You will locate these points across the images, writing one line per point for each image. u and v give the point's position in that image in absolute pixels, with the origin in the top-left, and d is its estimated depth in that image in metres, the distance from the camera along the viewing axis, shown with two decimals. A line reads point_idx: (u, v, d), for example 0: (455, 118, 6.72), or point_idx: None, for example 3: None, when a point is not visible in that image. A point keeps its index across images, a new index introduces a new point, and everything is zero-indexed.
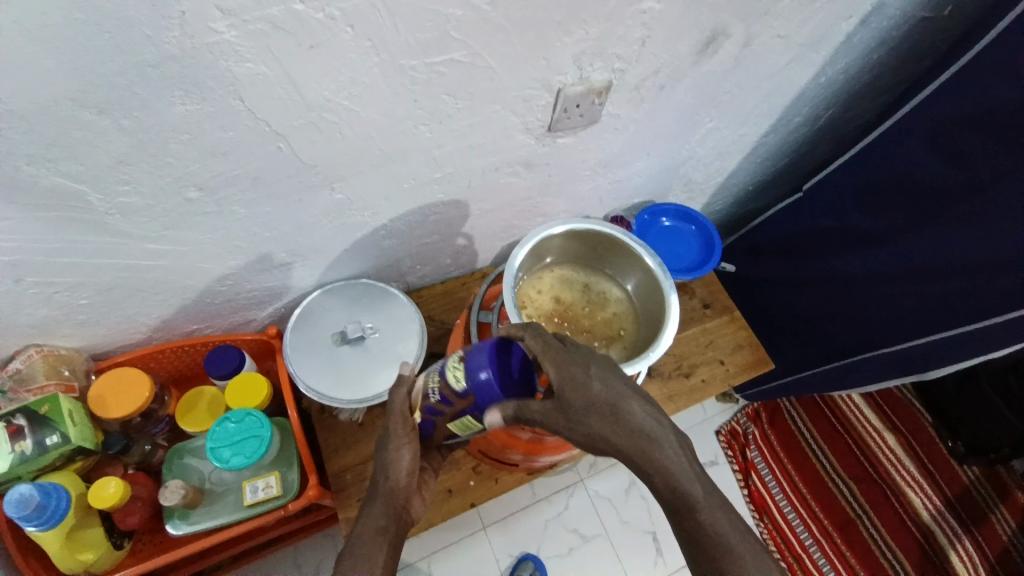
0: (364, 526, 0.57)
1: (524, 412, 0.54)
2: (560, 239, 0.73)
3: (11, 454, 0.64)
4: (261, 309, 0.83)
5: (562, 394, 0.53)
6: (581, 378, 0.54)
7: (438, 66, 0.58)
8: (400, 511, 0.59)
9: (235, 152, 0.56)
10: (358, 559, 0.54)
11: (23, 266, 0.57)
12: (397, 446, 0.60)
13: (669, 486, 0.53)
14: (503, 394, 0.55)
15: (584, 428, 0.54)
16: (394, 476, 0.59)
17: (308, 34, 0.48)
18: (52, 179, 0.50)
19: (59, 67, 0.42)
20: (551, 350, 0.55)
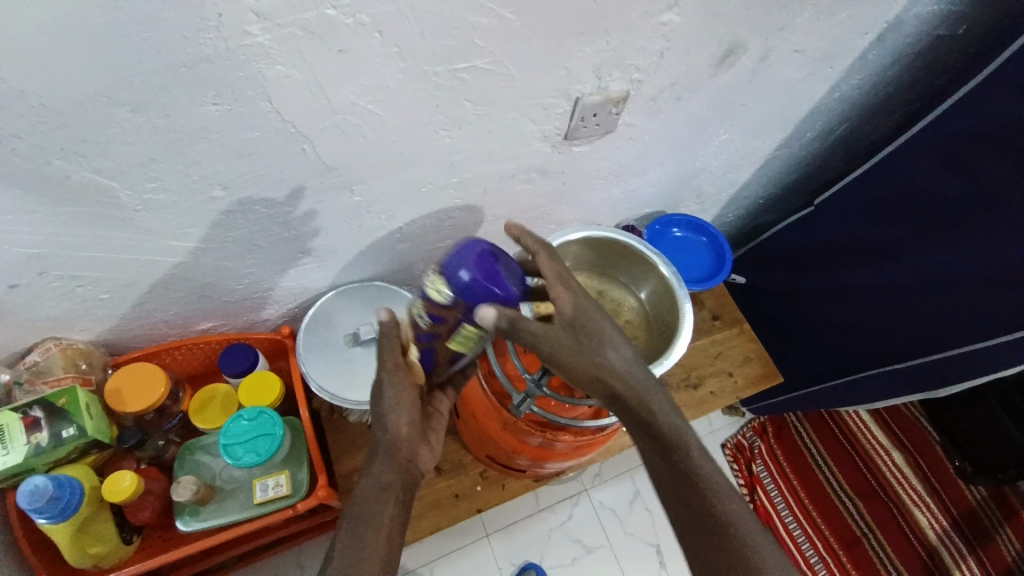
0: (372, 487, 0.57)
1: (519, 322, 0.54)
2: (576, 246, 0.73)
3: (26, 446, 0.63)
4: (276, 309, 0.84)
5: (580, 317, 0.56)
6: (593, 312, 0.58)
7: (462, 73, 0.59)
8: (404, 470, 0.59)
9: (260, 153, 0.57)
10: (368, 516, 0.55)
11: (47, 259, 0.58)
12: (397, 401, 0.60)
13: (668, 429, 0.55)
14: (491, 291, 0.55)
15: (591, 358, 0.55)
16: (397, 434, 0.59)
17: (338, 39, 0.49)
18: (82, 174, 0.51)
19: (98, 65, 0.43)
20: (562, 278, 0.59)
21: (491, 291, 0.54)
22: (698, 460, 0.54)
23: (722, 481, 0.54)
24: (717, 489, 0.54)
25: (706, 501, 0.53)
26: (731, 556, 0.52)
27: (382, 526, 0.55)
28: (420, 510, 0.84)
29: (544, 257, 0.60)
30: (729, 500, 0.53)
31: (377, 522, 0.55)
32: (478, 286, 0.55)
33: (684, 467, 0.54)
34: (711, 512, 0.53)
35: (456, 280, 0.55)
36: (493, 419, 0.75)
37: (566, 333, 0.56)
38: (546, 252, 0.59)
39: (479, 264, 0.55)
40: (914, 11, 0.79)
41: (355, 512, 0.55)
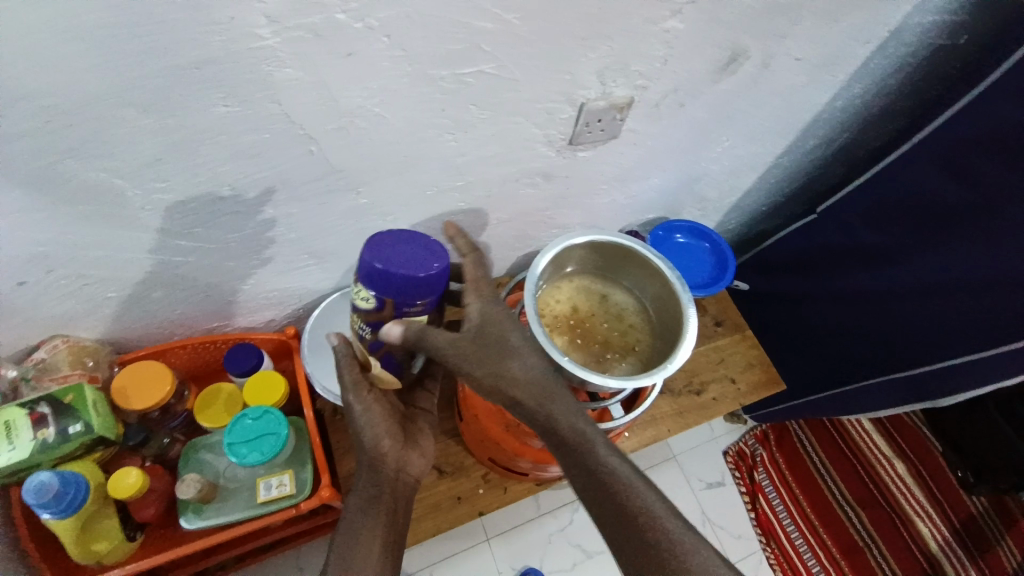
0: (361, 499, 0.62)
1: (423, 333, 0.59)
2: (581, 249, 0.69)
3: (32, 441, 0.63)
4: (281, 310, 0.85)
5: (483, 323, 0.61)
6: (500, 319, 0.62)
7: (467, 77, 0.60)
8: (388, 482, 0.62)
9: (267, 154, 0.57)
10: (357, 531, 0.60)
11: (54, 257, 0.58)
12: (369, 419, 0.62)
13: (570, 432, 0.58)
14: (400, 280, 0.57)
15: (494, 367, 0.59)
16: (375, 449, 0.62)
17: (346, 43, 0.50)
18: (91, 173, 0.51)
19: (105, 62, 0.43)
20: (476, 287, 0.64)
21: (407, 274, 0.57)
22: (604, 457, 0.56)
23: (631, 474, 0.56)
24: (628, 482, 0.56)
25: (616, 498, 0.55)
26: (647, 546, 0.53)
27: (377, 531, 0.60)
28: (420, 513, 0.84)
29: (470, 262, 0.65)
30: (643, 487, 0.56)
31: (371, 532, 0.60)
32: (394, 275, 0.57)
33: (590, 466, 0.56)
34: (624, 506, 0.54)
35: (372, 285, 0.58)
36: (496, 420, 0.78)
37: (468, 341, 0.60)
38: (467, 257, 0.64)
39: (393, 254, 0.58)
40: (914, 20, 0.80)
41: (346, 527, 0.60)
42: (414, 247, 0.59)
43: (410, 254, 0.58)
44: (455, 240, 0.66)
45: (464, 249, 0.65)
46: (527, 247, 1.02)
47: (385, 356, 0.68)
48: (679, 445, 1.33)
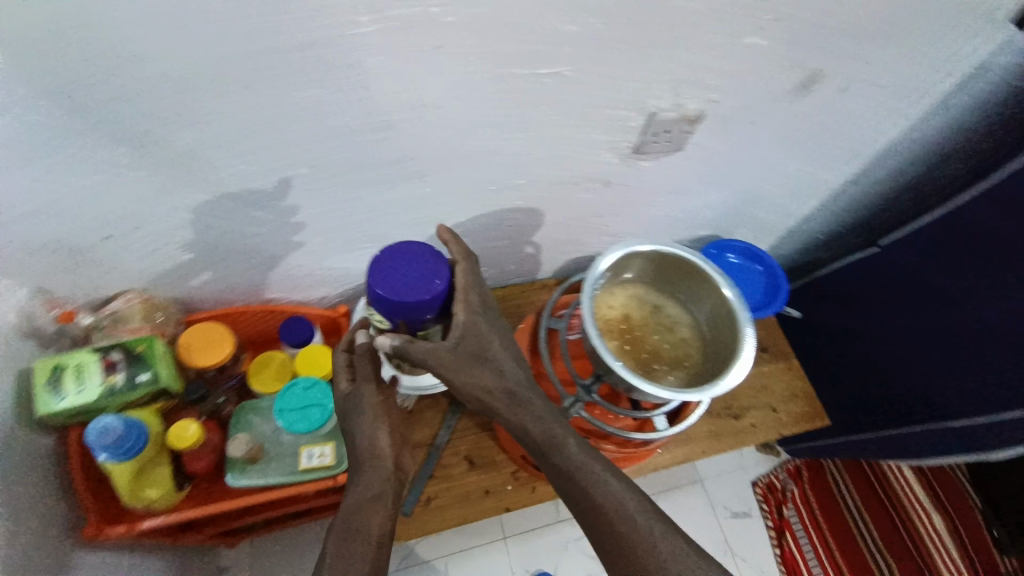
0: (355, 500, 0.62)
1: (408, 349, 0.59)
2: (642, 258, 0.66)
3: (101, 386, 0.66)
4: (335, 288, 0.88)
5: (462, 335, 0.61)
6: (483, 333, 0.62)
7: (544, 77, 0.61)
8: (386, 480, 0.64)
9: (347, 136, 0.59)
10: (354, 531, 0.60)
11: (141, 217, 0.61)
12: (372, 415, 0.66)
13: (541, 435, 0.63)
14: (404, 306, 0.59)
15: (470, 377, 0.61)
16: (376, 445, 0.65)
17: (436, 35, 0.51)
18: (188, 141, 0.53)
19: (215, 39, 0.45)
20: (468, 297, 0.63)
21: (409, 299, 0.58)
22: (573, 455, 0.61)
23: (602, 471, 0.61)
24: (594, 476, 0.61)
25: (585, 493, 0.60)
26: (616, 533, 0.58)
27: (371, 534, 0.60)
28: (446, 502, 0.86)
29: (460, 269, 0.64)
30: (611, 478, 0.61)
31: (363, 534, 0.60)
32: (395, 301, 0.58)
33: (557, 461, 0.62)
34: (592, 500, 0.60)
35: (381, 309, 0.60)
36: None
37: (451, 352, 0.61)
38: (460, 264, 0.63)
39: (392, 279, 0.59)
40: (1004, 59, 0.76)
41: (338, 529, 0.60)
42: (416, 269, 0.60)
43: (410, 274, 0.59)
44: (449, 243, 0.65)
45: (458, 255, 0.64)
46: (574, 251, 1.02)
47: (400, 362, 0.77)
48: (706, 469, 1.30)
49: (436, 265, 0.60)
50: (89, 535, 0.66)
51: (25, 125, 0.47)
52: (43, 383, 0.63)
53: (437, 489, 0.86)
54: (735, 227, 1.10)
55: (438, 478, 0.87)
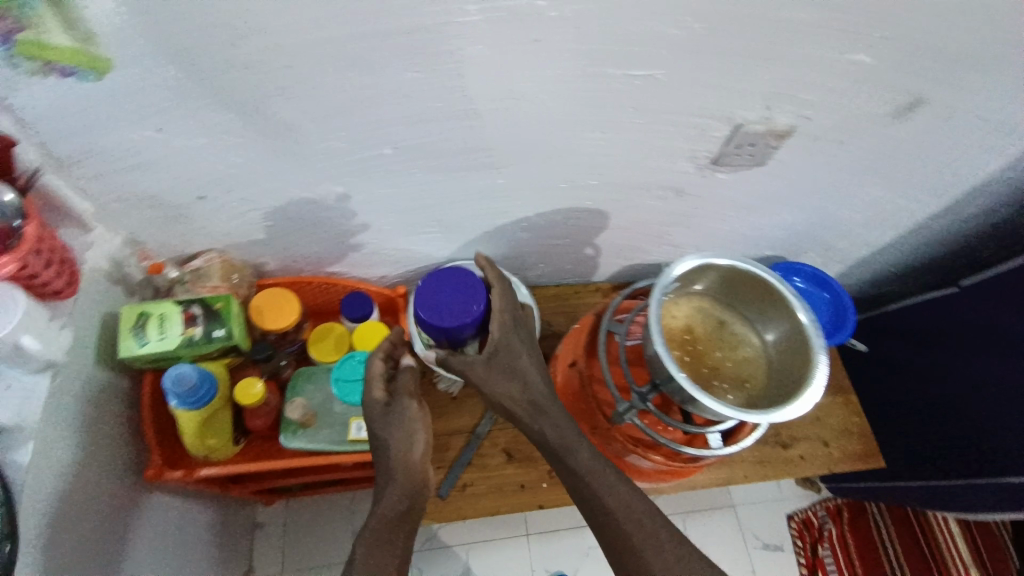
0: (387, 504, 0.63)
1: (449, 360, 0.67)
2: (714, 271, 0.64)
3: (180, 336, 0.68)
4: (396, 269, 0.91)
5: (499, 350, 0.66)
6: (514, 350, 0.67)
7: (635, 79, 0.60)
8: (414, 488, 0.66)
9: (433, 121, 0.60)
10: (383, 539, 0.60)
11: (233, 182, 0.64)
12: (409, 428, 0.69)
13: (553, 438, 0.64)
14: (445, 328, 0.68)
15: (501, 388, 0.65)
16: (409, 455, 0.67)
17: (536, 29, 0.52)
18: (288, 114, 0.56)
19: (328, 18, 0.47)
20: (503, 315, 0.69)
21: (450, 322, 0.68)
22: (583, 458, 0.62)
23: (610, 472, 0.61)
24: (586, 483, 0.61)
25: (588, 489, 0.60)
26: (620, 539, 0.58)
27: (399, 536, 0.62)
28: (481, 491, 0.86)
29: (496, 291, 0.71)
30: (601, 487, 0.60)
31: (394, 538, 0.61)
32: (438, 322, 0.68)
33: (565, 462, 0.62)
34: (596, 500, 0.60)
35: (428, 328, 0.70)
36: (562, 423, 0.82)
37: (484, 364, 0.65)
38: (495, 287, 0.70)
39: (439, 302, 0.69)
40: None
41: (371, 532, 0.61)
42: (456, 294, 0.69)
43: (452, 299, 0.69)
44: (485, 268, 0.73)
45: (492, 278, 0.71)
46: (633, 257, 1.01)
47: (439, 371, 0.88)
48: (741, 495, 1.26)
49: (473, 292, 0.69)
50: (150, 477, 0.69)
51: (147, 83, 0.49)
52: (130, 327, 0.66)
53: (473, 477, 0.87)
54: (804, 251, 1.06)
55: (476, 466, 0.87)
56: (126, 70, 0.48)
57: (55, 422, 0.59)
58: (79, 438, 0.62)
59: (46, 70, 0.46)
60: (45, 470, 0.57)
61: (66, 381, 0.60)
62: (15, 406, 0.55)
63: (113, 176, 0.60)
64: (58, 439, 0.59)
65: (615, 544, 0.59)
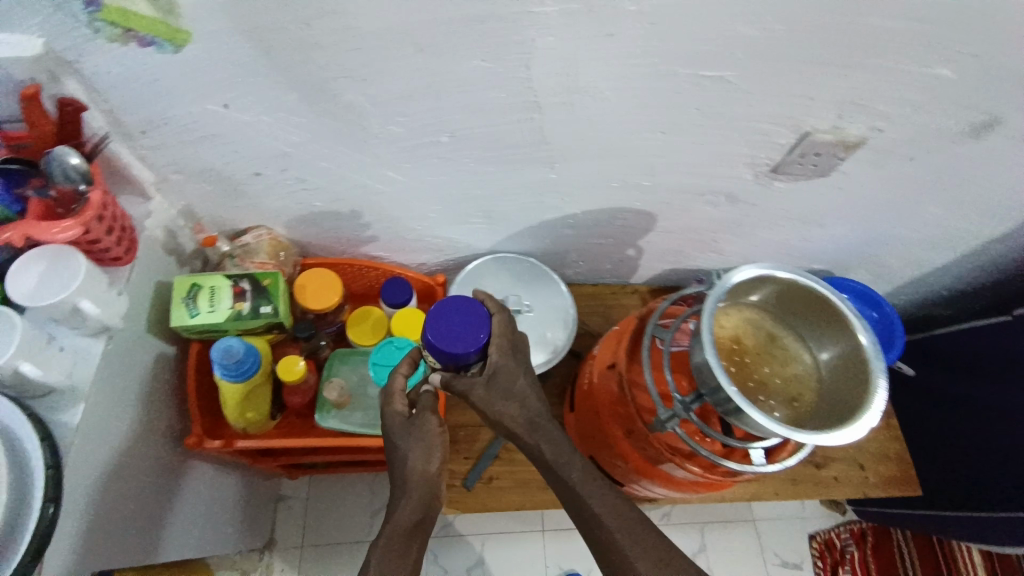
0: (396, 526, 0.54)
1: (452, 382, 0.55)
2: (771, 283, 0.62)
3: (229, 309, 0.69)
4: (436, 256, 0.91)
5: (497, 375, 0.56)
6: (515, 369, 0.56)
7: (705, 80, 0.58)
8: (428, 503, 0.56)
9: (493, 111, 0.60)
10: (394, 551, 0.53)
11: (291, 160, 0.65)
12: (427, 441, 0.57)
13: (553, 454, 0.57)
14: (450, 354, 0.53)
15: (500, 406, 0.56)
16: (425, 470, 0.57)
17: (610, 23, 0.50)
18: (353, 95, 0.55)
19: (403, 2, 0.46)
20: (505, 333, 0.58)
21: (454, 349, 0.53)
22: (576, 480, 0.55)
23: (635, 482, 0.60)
24: (579, 492, 0.56)
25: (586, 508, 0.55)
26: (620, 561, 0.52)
27: (408, 558, 0.53)
28: (507, 485, 0.86)
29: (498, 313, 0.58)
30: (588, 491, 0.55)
31: (403, 559, 0.53)
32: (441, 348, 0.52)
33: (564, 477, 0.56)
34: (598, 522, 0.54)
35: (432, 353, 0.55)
36: (591, 425, 0.80)
37: (483, 384, 0.55)
38: (497, 308, 0.58)
39: (444, 322, 0.53)
40: None
41: (380, 551, 0.53)
42: (462, 314, 0.54)
43: (457, 321, 0.54)
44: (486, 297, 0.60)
45: (492, 302, 0.59)
46: (675, 262, 0.99)
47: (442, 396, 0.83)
48: (762, 510, 1.24)
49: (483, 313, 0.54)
50: (190, 445, 0.71)
51: (222, 60, 0.50)
52: (182, 296, 0.67)
53: (500, 470, 0.87)
54: (853, 266, 1.03)
55: (503, 459, 0.87)
56: (202, 44, 0.48)
57: (106, 383, 0.60)
58: (126, 401, 0.64)
59: (127, 37, 0.47)
60: (95, 429, 0.58)
61: (118, 344, 0.61)
62: (65, 367, 0.56)
63: (176, 147, 0.61)
64: (108, 402, 0.60)
65: (611, 564, 0.53)
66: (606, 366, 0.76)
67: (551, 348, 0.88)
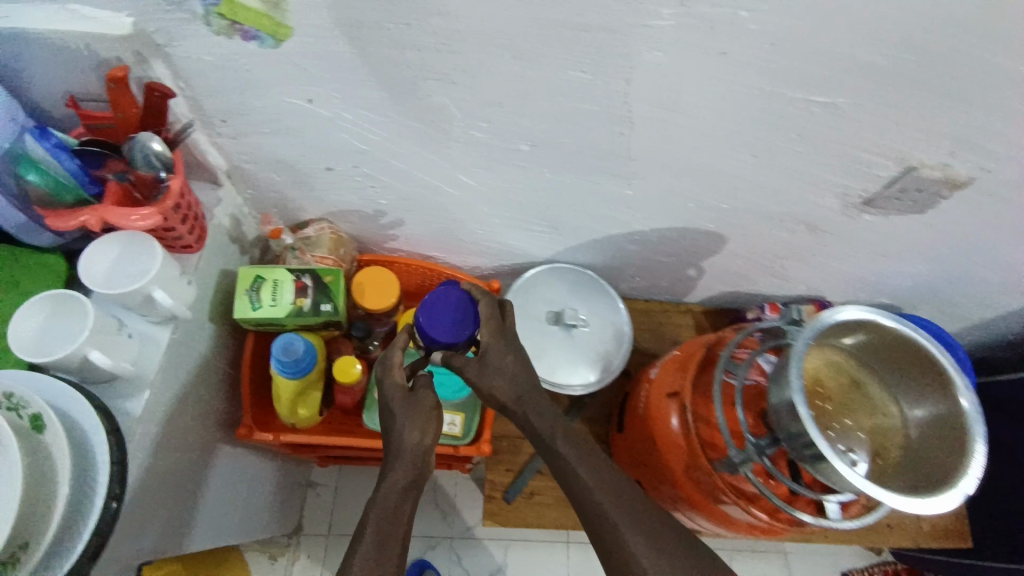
0: (390, 492, 0.55)
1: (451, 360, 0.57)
2: (867, 329, 0.59)
3: (290, 305, 0.68)
4: (491, 261, 0.88)
5: (488, 356, 0.57)
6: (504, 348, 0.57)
7: (814, 106, 0.54)
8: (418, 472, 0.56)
9: (582, 124, 0.57)
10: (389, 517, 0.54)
11: (366, 157, 0.63)
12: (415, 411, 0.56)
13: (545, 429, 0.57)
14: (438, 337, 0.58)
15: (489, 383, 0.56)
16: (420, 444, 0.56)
17: (727, 41, 0.47)
18: (441, 98, 0.53)
19: (512, 7, 0.43)
20: (492, 317, 0.59)
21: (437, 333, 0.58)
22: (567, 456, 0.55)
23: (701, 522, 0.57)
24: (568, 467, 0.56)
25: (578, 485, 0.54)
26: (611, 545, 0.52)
27: (400, 527, 0.54)
28: (547, 501, 0.85)
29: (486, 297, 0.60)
30: (567, 452, 0.56)
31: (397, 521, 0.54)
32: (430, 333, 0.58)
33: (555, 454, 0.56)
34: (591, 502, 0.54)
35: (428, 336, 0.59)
36: (641, 446, 0.79)
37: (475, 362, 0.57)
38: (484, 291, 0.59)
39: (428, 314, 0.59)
40: None
41: (374, 515, 0.54)
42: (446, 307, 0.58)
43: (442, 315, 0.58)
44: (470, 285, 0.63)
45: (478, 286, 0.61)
46: (737, 285, 0.95)
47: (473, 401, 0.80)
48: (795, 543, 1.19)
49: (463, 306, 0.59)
50: (241, 436, 0.71)
51: (318, 57, 0.48)
52: (245, 288, 0.67)
53: (540, 485, 0.85)
54: (924, 304, 0.97)
55: (544, 474, 0.86)
56: (300, 38, 0.46)
57: (170, 371, 0.59)
58: (185, 388, 0.63)
59: (232, 30, 0.46)
60: (156, 418, 0.58)
61: (183, 333, 0.61)
62: (133, 354, 0.55)
63: (254, 136, 0.59)
64: (169, 389, 0.60)
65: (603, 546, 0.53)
66: (667, 393, 0.73)
67: (604, 366, 0.85)
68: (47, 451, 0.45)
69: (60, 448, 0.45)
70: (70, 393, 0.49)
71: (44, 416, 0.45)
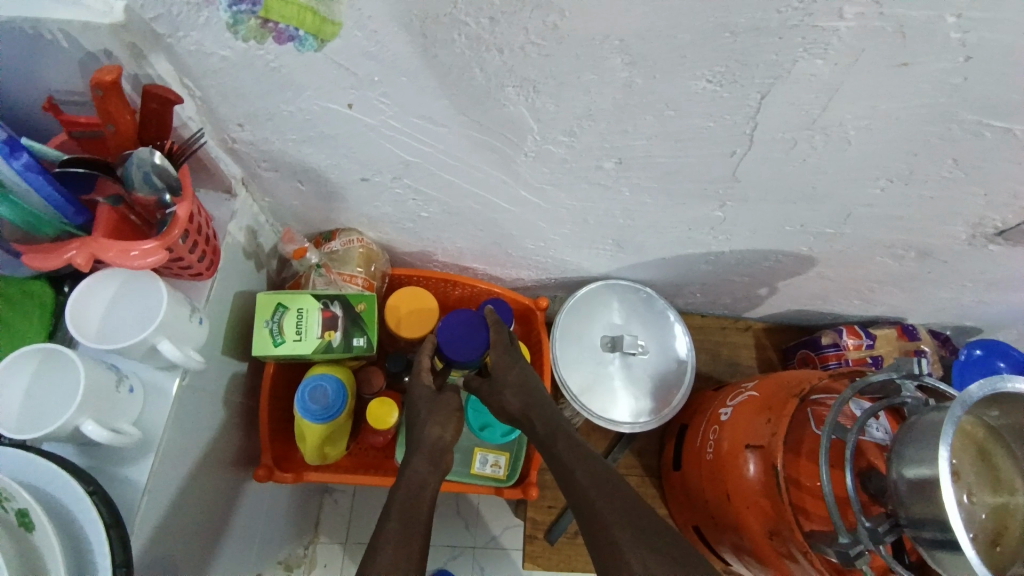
0: (412, 480, 0.54)
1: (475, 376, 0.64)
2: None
3: (318, 340, 0.58)
4: (539, 275, 0.77)
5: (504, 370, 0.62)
6: (507, 364, 0.62)
7: (988, 131, 0.43)
8: (437, 466, 0.56)
9: (690, 143, 0.45)
10: (410, 502, 0.52)
11: (411, 170, 0.52)
12: (432, 408, 0.60)
13: (547, 430, 0.57)
14: (457, 351, 0.65)
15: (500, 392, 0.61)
16: (439, 440, 0.58)
17: (913, 50, 0.35)
18: (518, 108, 0.42)
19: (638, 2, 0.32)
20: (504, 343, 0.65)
21: (458, 347, 0.65)
22: (565, 457, 0.54)
23: None
24: (563, 466, 0.53)
25: (570, 476, 0.52)
26: (603, 536, 0.46)
27: (422, 513, 0.51)
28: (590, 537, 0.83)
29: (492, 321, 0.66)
30: (568, 454, 0.54)
31: (418, 503, 0.52)
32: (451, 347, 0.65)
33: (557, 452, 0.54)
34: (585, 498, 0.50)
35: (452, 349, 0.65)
36: (698, 483, 0.72)
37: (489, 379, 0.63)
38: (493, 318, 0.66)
39: (451, 334, 0.66)
40: None
41: (398, 499, 0.52)
42: (464, 330, 0.66)
43: (461, 335, 0.66)
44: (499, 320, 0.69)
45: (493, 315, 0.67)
46: (809, 305, 0.84)
47: (518, 441, 0.71)
48: None
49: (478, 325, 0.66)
50: (259, 478, 0.63)
51: (369, 55, 0.37)
52: (265, 319, 0.57)
53: None
54: (1017, 331, 0.87)
55: None
56: (350, 35, 0.35)
57: (182, 421, 0.50)
58: (201, 436, 0.54)
59: (264, 32, 0.35)
60: (167, 481, 0.49)
61: (194, 377, 0.51)
62: (133, 412, 0.46)
63: (276, 144, 0.48)
64: (182, 442, 0.51)
65: (596, 541, 0.47)
66: (747, 442, 0.64)
67: (665, 399, 0.76)
68: (40, 555, 0.36)
69: (53, 557, 0.36)
70: (67, 480, 0.40)
71: (33, 513, 0.36)
